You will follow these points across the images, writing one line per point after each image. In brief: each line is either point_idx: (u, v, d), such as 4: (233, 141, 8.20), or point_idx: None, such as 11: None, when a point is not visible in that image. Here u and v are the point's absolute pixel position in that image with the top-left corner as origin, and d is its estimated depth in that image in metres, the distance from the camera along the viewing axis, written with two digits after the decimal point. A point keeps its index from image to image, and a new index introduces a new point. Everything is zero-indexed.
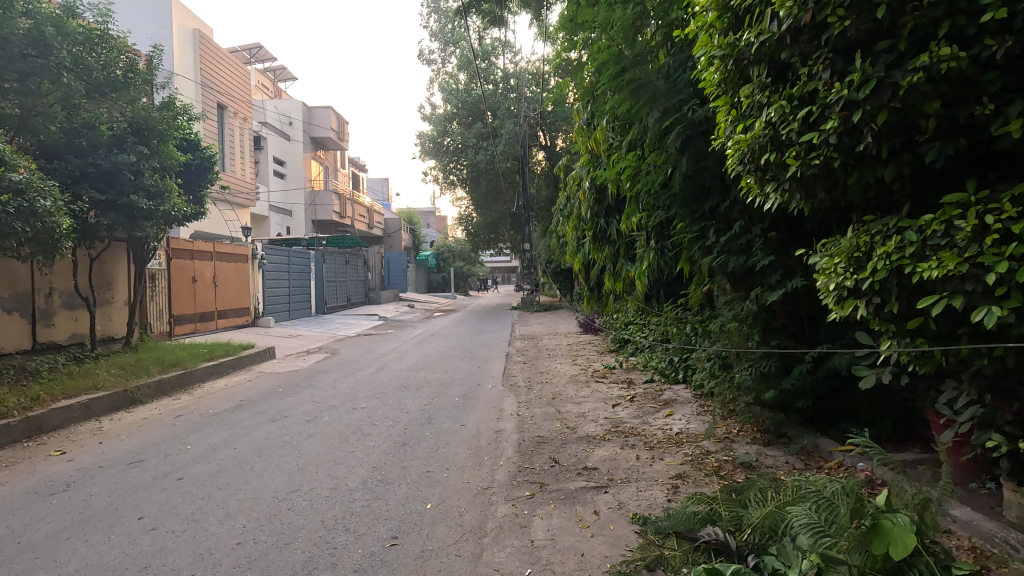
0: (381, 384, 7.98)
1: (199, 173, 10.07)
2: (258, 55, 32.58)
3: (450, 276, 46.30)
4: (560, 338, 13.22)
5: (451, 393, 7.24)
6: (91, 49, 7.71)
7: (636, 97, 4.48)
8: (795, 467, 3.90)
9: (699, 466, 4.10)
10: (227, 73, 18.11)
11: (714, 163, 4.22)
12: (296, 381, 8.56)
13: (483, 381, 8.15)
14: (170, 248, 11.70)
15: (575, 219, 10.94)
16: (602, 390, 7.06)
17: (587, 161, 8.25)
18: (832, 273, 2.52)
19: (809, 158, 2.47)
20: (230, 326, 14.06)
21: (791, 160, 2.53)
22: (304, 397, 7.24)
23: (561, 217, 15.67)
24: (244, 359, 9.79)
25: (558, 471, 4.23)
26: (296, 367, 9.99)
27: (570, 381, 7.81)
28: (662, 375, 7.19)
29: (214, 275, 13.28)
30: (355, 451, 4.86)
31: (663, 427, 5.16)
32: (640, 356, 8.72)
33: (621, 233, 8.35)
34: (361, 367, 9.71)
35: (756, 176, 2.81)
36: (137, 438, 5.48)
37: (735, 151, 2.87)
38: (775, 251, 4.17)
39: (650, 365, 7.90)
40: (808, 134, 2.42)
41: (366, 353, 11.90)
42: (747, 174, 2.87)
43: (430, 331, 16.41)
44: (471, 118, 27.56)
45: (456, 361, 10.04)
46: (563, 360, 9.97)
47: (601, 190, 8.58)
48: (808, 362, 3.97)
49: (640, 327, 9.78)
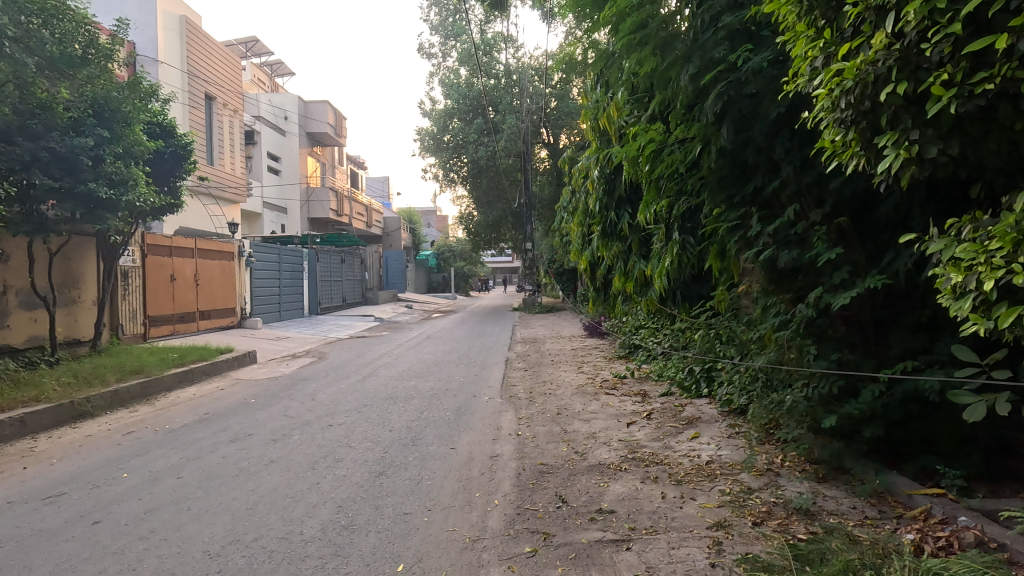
0: (366, 394, 7.16)
1: (173, 162, 9.37)
2: (254, 49, 31.77)
3: (451, 277, 45.58)
4: (563, 342, 12.39)
5: (443, 406, 6.42)
6: (47, 21, 6.88)
7: (661, 55, 3.67)
8: (869, 518, 3.08)
9: (741, 513, 3.27)
10: (216, 62, 17.33)
11: (760, 133, 3.41)
12: (274, 390, 7.75)
13: (479, 390, 7.33)
14: (146, 243, 10.92)
15: (581, 217, 10.16)
16: (613, 404, 6.23)
17: (596, 149, 7.48)
18: (981, 262, 1.75)
19: (973, 84, 1.76)
20: (214, 327, 13.29)
21: (939, 88, 1.79)
22: (277, 410, 6.42)
23: (565, 214, 14.85)
24: (220, 364, 8.98)
25: (565, 516, 3.41)
26: (276, 374, 9.16)
27: (577, 393, 6.98)
28: (681, 388, 6.36)
29: (196, 273, 12.52)
30: (322, 482, 4.04)
31: (689, 455, 4.33)
32: (654, 364, 7.90)
33: (634, 227, 7.55)
34: (348, 374, 8.89)
35: (860, 124, 2.06)
36: (70, 462, 4.66)
37: (830, 88, 2.11)
38: (837, 243, 3.34)
39: (667, 376, 7.07)
40: (983, 42, 1.69)
41: (356, 357, 11.09)
42: (845, 124, 2.11)
43: (426, 334, 15.62)
44: (472, 114, 26.76)
45: (451, 367, 9.21)
46: (568, 366, 9.14)
47: (611, 180, 7.77)
48: (882, 380, 3.17)
49: (653, 333, 8.95)
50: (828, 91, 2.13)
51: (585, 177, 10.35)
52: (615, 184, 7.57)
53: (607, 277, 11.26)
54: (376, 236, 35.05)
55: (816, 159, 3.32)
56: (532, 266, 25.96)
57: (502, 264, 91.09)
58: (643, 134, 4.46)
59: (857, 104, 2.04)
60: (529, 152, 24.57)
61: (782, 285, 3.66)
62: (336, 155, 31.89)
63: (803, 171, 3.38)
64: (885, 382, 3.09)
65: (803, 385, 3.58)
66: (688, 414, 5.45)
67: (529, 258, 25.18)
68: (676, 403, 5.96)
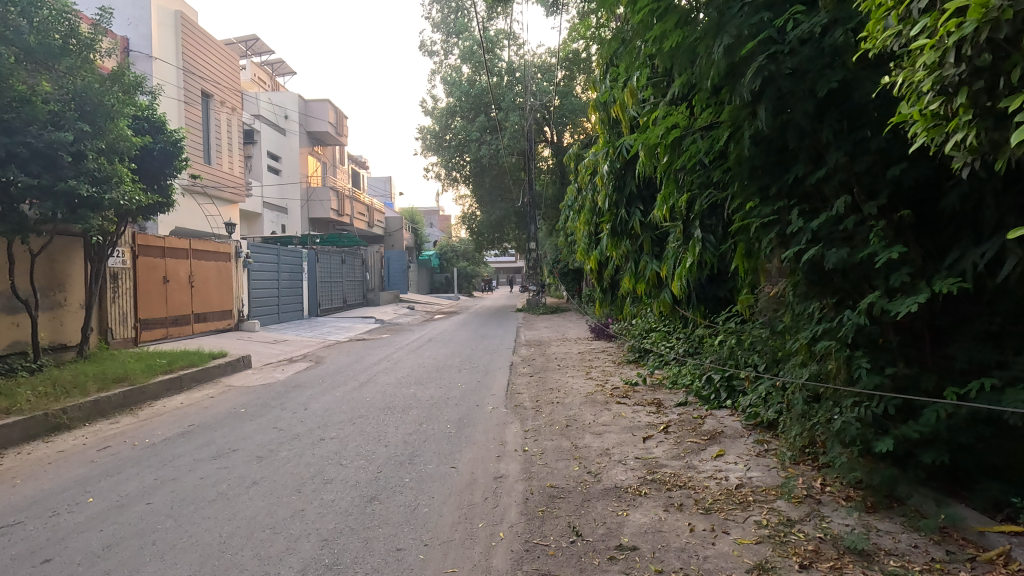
0: (362, 403, 6.74)
1: (162, 159, 8.98)
2: (253, 48, 31.40)
3: (454, 277, 45.21)
4: (569, 346, 11.95)
5: (444, 417, 5.99)
6: (22, 8, 6.54)
7: (686, 29, 3.27)
8: (938, 561, 2.65)
9: (785, 552, 2.84)
10: (213, 60, 16.99)
11: (802, 116, 3.00)
12: (266, 398, 7.33)
13: (481, 399, 6.90)
14: (137, 244, 10.54)
15: (588, 217, 9.80)
16: (626, 415, 5.80)
17: (605, 143, 7.07)
18: None
19: None
20: (209, 330, 12.90)
21: None
22: (267, 421, 6.01)
23: (570, 213, 14.42)
24: (212, 370, 8.57)
25: (581, 554, 2.98)
26: (269, 380, 8.75)
27: (587, 402, 6.53)
28: (699, 397, 5.92)
29: (191, 274, 12.14)
30: (307, 509, 3.63)
31: (716, 478, 3.90)
32: (668, 370, 7.46)
33: (645, 225, 7.09)
34: (345, 380, 8.49)
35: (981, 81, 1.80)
36: (35, 483, 4.26)
37: (949, 35, 1.80)
38: (894, 240, 2.92)
39: (684, 384, 6.62)
40: None
41: (354, 361, 10.69)
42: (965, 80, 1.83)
43: (427, 336, 15.22)
44: (474, 112, 26.34)
45: (453, 373, 8.77)
46: (575, 372, 8.69)
47: (621, 174, 7.34)
48: (952, 400, 2.76)
49: (666, 337, 8.49)
50: (937, 41, 1.83)
51: (593, 175, 10.00)
52: (625, 180, 7.13)
53: (615, 278, 10.83)
54: (378, 236, 34.66)
55: (871, 144, 2.90)
56: (536, 266, 25.55)
57: (505, 264, 90.78)
58: (661, 122, 4.05)
59: (973, 58, 1.79)
60: (533, 150, 24.15)
61: (826, 287, 3.26)
62: (337, 154, 31.51)
63: (855, 158, 2.96)
64: (956, 402, 2.67)
65: (851, 402, 3.15)
66: (709, 428, 5.02)
67: (532, 258, 24.77)
68: (694, 414, 5.53)
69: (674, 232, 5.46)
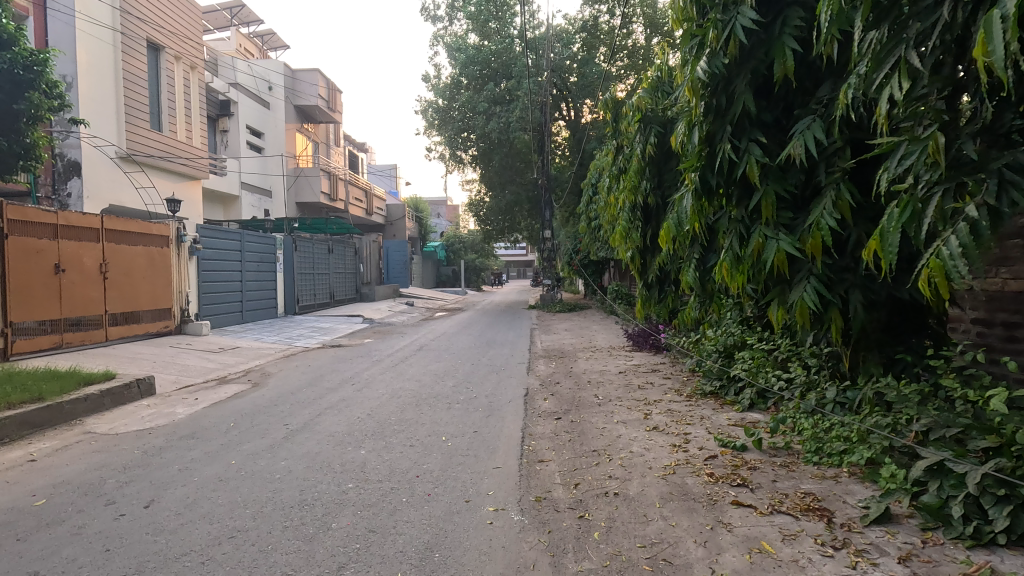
0: (258, 492, 3.69)
1: (15, 90, 6.23)
2: (239, 16, 27.98)
3: (460, 269, 42.09)
4: (603, 361, 8.81)
5: (395, 547, 2.93)
6: None
7: None
8: None
9: None
10: (169, 5, 14.16)
11: None
12: (113, 468, 4.30)
13: (478, 481, 3.86)
14: (7, 219, 7.66)
15: (637, 180, 7.56)
16: (773, 554, 2.76)
17: (699, 27, 4.06)
18: None
19: None
20: (135, 335, 10.04)
21: None
22: (43, 546, 3.00)
23: (602, 186, 11.26)
24: (69, 408, 5.61)
25: None
26: (161, 420, 5.75)
27: (673, 500, 3.47)
28: (921, 510, 2.90)
29: (103, 262, 9.29)
30: None
31: None
32: (792, 423, 4.47)
33: (768, 167, 4.04)
34: (269, 424, 5.44)
35: None
36: None
37: None
38: None
39: (855, 464, 3.58)
40: None
41: (308, 383, 7.68)
42: None
43: (418, 341, 12.17)
44: (482, 82, 23.17)
45: (438, 415, 5.69)
46: (627, 413, 5.62)
47: (726, 82, 4.13)
48: None
49: (772, 363, 5.49)
50: None
51: (645, 124, 7.46)
52: (732, 93, 4.11)
53: (666, 269, 7.98)
54: (376, 224, 31.63)
55: None
56: (551, 257, 22.43)
57: (514, 256, 87.65)
58: None
59: None
60: (549, 124, 20.95)
61: None
62: (331, 133, 28.37)
63: None
64: None
65: None
66: None
67: (546, 248, 21.66)
68: (949, 570, 2.47)
69: (914, 151, 2.45)
